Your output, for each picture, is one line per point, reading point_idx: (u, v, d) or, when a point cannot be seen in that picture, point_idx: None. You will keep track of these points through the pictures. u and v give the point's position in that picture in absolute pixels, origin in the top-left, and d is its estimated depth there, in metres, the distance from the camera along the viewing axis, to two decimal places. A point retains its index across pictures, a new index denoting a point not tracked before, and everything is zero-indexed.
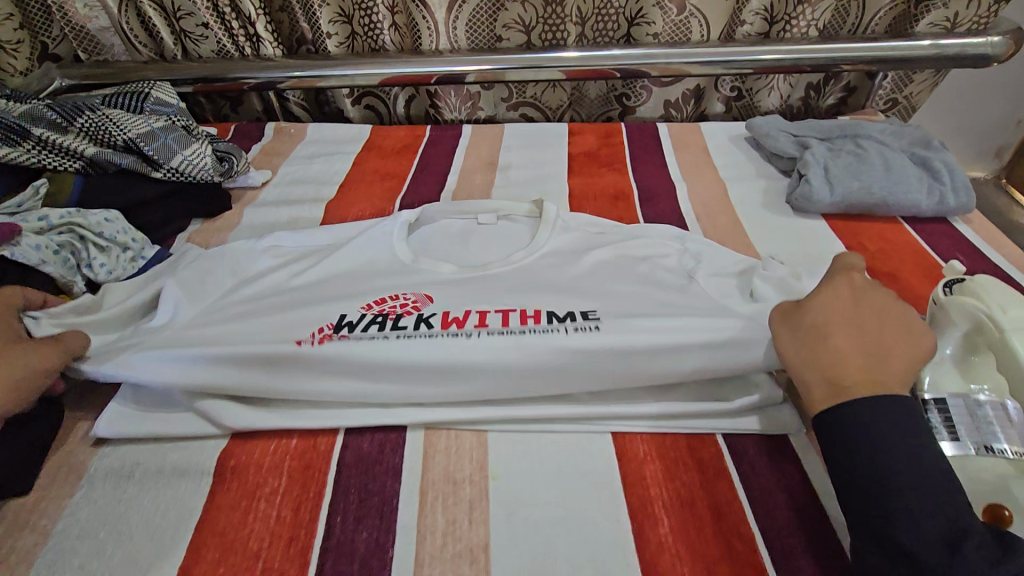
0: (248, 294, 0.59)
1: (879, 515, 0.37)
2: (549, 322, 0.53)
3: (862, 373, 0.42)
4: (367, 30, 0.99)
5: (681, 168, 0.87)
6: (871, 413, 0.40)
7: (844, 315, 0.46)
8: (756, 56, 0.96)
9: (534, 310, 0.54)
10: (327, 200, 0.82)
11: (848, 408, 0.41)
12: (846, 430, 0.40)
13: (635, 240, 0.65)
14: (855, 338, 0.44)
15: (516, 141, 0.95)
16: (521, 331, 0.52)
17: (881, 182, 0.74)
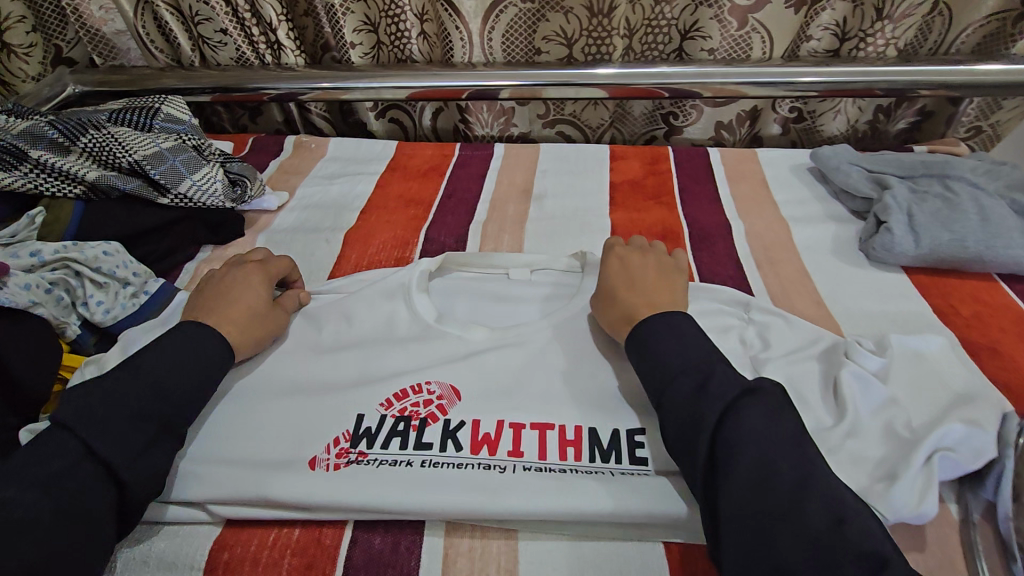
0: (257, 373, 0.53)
1: (687, 406, 0.43)
2: (592, 456, 0.47)
3: (617, 313, 0.53)
4: (395, 39, 0.92)
5: (737, 205, 0.78)
6: (672, 322, 0.49)
7: (628, 291, 0.54)
8: (823, 77, 0.87)
9: (574, 431, 0.48)
10: (347, 228, 0.75)
11: (648, 334, 0.49)
12: (657, 339, 0.48)
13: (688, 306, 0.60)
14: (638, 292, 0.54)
15: (552, 165, 0.87)
16: (560, 469, 0.46)
17: (977, 234, 0.64)
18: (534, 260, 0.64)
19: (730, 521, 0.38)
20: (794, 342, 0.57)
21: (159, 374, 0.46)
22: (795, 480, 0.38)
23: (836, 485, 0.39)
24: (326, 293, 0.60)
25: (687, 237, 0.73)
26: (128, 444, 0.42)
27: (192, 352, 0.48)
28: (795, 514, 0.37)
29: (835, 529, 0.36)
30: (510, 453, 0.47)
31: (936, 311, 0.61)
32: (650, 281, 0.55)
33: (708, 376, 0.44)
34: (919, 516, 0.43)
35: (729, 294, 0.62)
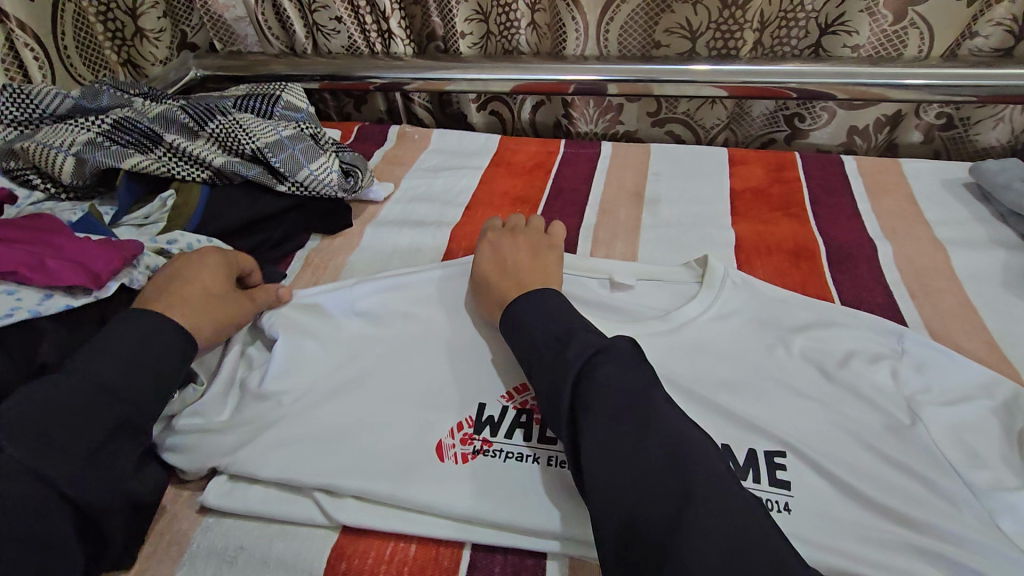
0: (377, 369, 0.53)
1: (552, 373, 0.44)
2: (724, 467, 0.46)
3: (492, 299, 0.54)
4: (504, 29, 0.89)
5: (881, 223, 0.70)
6: (549, 295, 0.50)
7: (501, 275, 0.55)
8: (990, 81, 0.76)
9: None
10: (453, 224, 0.73)
11: (526, 313, 0.49)
12: (543, 314, 0.48)
13: (830, 327, 0.54)
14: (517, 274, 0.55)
15: (665, 167, 0.81)
16: None
17: None
18: (644, 269, 0.60)
19: (594, 476, 0.38)
20: (954, 385, 0.50)
21: (119, 375, 0.42)
22: (663, 447, 0.38)
23: (711, 452, 0.39)
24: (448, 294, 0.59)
25: (825, 256, 0.65)
26: (88, 459, 0.39)
27: (149, 345, 0.45)
28: (641, 474, 0.37)
29: (716, 500, 0.36)
30: None
31: None
32: (522, 266, 0.56)
33: (569, 343, 0.45)
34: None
35: (882, 323, 0.54)
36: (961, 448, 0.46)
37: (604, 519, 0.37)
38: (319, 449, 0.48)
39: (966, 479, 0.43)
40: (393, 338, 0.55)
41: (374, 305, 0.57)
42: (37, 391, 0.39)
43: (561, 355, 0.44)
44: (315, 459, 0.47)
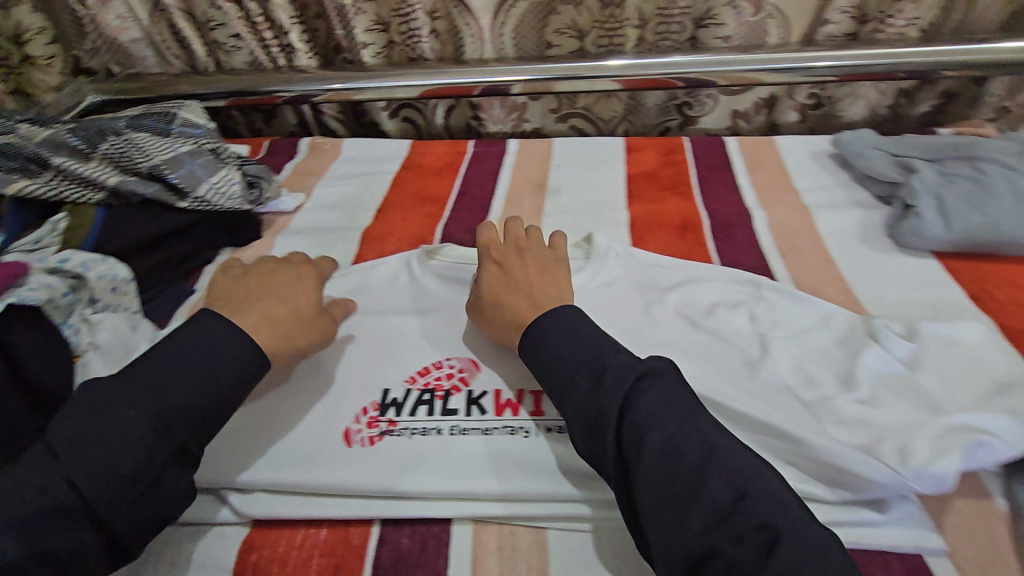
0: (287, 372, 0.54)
1: (589, 404, 0.43)
2: None
3: (505, 324, 0.52)
4: (405, 38, 0.93)
5: (758, 193, 0.77)
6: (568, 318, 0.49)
7: (516, 298, 0.53)
8: (843, 61, 0.85)
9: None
10: (363, 227, 0.75)
11: (550, 342, 0.47)
12: (564, 342, 0.47)
13: (699, 283, 0.62)
14: (512, 296, 0.53)
15: (567, 159, 0.86)
16: None
17: (1010, 214, 0.61)
18: None
19: (642, 497, 0.38)
20: (804, 323, 0.56)
21: (167, 407, 0.41)
22: (699, 456, 0.39)
23: (775, 478, 0.39)
24: (358, 299, 0.63)
25: (707, 227, 0.72)
26: (125, 484, 0.39)
27: (206, 377, 0.43)
28: (687, 485, 0.38)
29: (756, 499, 0.37)
30: (532, 414, 0.50)
31: (971, 296, 0.59)
32: (524, 282, 0.54)
33: (604, 372, 0.44)
34: (943, 483, 0.40)
35: (740, 272, 0.63)
36: (801, 374, 0.51)
37: (675, 560, 0.36)
38: (224, 448, 0.48)
39: (808, 401, 0.48)
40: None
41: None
42: (90, 399, 0.41)
43: (583, 384, 0.44)
44: (225, 461, 0.48)
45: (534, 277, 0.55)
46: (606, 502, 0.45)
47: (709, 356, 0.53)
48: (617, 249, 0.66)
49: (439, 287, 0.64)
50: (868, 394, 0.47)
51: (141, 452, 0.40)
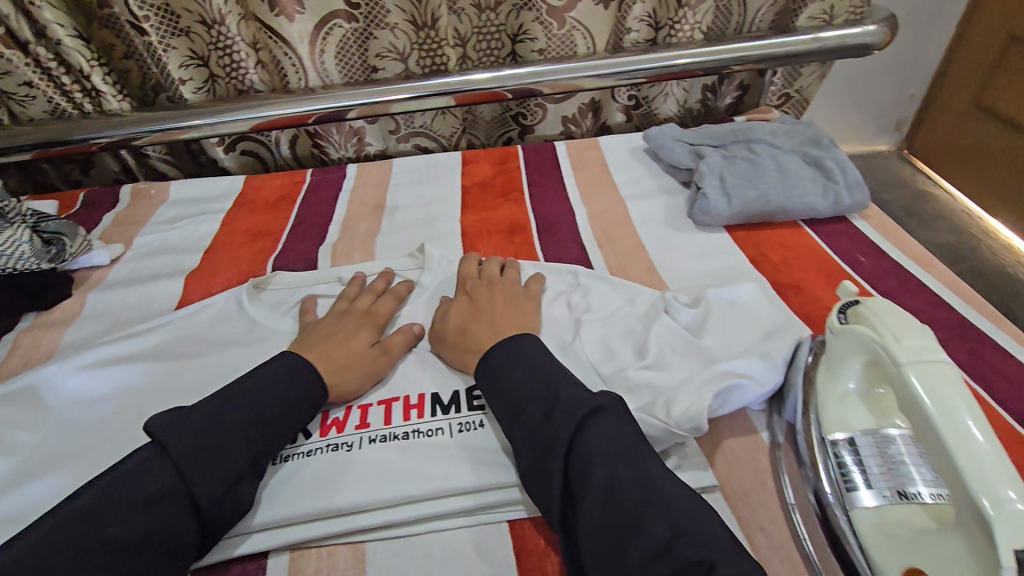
0: (97, 438, 0.52)
1: (540, 436, 0.43)
2: (433, 413, 0.52)
3: (463, 356, 0.54)
4: (230, 71, 0.90)
5: (580, 191, 0.82)
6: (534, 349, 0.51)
7: (475, 332, 0.55)
8: (648, 66, 0.94)
9: (417, 396, 0.54)
10: (188, 270, 0.72)
11: (497, 365, 0.50)
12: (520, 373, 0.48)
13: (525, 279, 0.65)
14: (474, 330, 0.55)
15: (404, 178, 0.87)
16: (404, 432, 0.51)
17: (776, 187, 0.71)
18: (368, 268, 0.69)
19: (583, 528, 0.39)
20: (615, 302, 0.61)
21: (192, 448, 0.43)
22: (639, 490, 0.39)
23: (705, 515, 0.38)
24: (181, 345, 0.61)
25: (533, 227, 0.76)
26: None
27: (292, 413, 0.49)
28: (619, 510, 0.38)
29: (678, 520, 0.37)
30: (358, 427, 0.52)
31: (751, 261, 0.68)
32: (499, 313, 0.57)
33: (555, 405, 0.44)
34: (697, 426, 0.46)
35: (565, 264, 0.67)
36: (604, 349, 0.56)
37: None
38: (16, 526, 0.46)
39: (604, 375, 0.53)
40: (119, 402, 0.55)
41: (94, 376, 0.57)
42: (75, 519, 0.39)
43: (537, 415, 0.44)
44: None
45: (463, 316, 0.58)
46: (420, 500, 0.47)
47: None
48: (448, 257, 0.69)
49: (268, 318, 0.63)
50: (655, 358, 0.53)
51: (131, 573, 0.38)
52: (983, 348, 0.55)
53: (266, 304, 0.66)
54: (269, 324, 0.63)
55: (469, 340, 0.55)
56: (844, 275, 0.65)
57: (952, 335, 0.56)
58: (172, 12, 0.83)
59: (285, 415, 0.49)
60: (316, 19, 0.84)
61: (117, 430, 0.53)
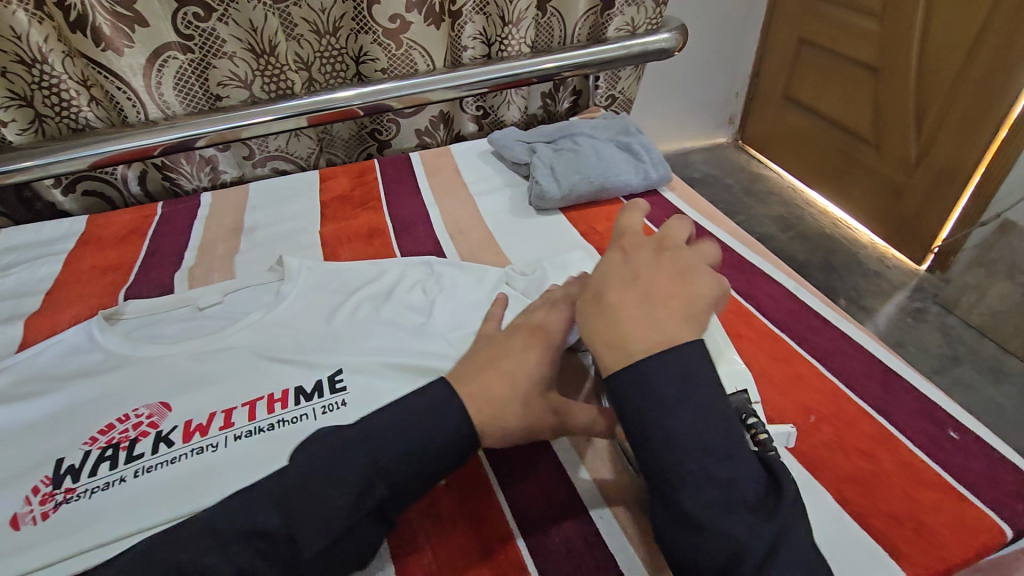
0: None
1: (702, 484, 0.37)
2: (297, 403, 0.56)
3: (614, 350, 0.41)
4: (60, 110, 0.88)
5: (434, 193, 0.90)
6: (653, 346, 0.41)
7: (634, 313, 0.42)
8: (487, 77, 1.04)
9: (281, 391, 0.57)
10: (27, 314, 0.69)
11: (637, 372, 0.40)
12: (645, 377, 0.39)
13: (382, 275, 0.71)
14: (640, 313, 0.42)
15: (262, 199, 0.89)
16: (269, 424, 0.54)
17: (597, 170, 0.83)
18: (228, 285, 0.71)
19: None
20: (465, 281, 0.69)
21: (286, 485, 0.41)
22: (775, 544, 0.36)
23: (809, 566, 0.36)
24: (27, 385, 0.59)
25: (391, 230, 0.82)
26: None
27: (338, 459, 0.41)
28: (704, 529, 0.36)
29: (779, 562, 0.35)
30: (222, 428, 0.54)
31: (582, 235, 0.79)
32: (658, 292, 0.43)
33: (719, 459, 0.37)
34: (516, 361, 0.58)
35: (422, 257, 0.74)
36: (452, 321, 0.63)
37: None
38: None
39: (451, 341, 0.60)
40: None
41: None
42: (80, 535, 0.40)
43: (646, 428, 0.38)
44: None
45: (621, 287, 0.44)
46: None
47: (383, 330, 0.62)
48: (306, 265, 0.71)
49: (121, 345, 0.62)
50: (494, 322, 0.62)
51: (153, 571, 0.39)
52: (753, 276, 0.69)
53: (121, 332, 0.65)
54: (125, 351, 0.62)
55: (613, 334, 0.41)
56: (653, 236, 0.77)
57: (732, 270, 0.70)
58: None
59: (361, 440, 0.43)
60: (147, 52, 0.85)
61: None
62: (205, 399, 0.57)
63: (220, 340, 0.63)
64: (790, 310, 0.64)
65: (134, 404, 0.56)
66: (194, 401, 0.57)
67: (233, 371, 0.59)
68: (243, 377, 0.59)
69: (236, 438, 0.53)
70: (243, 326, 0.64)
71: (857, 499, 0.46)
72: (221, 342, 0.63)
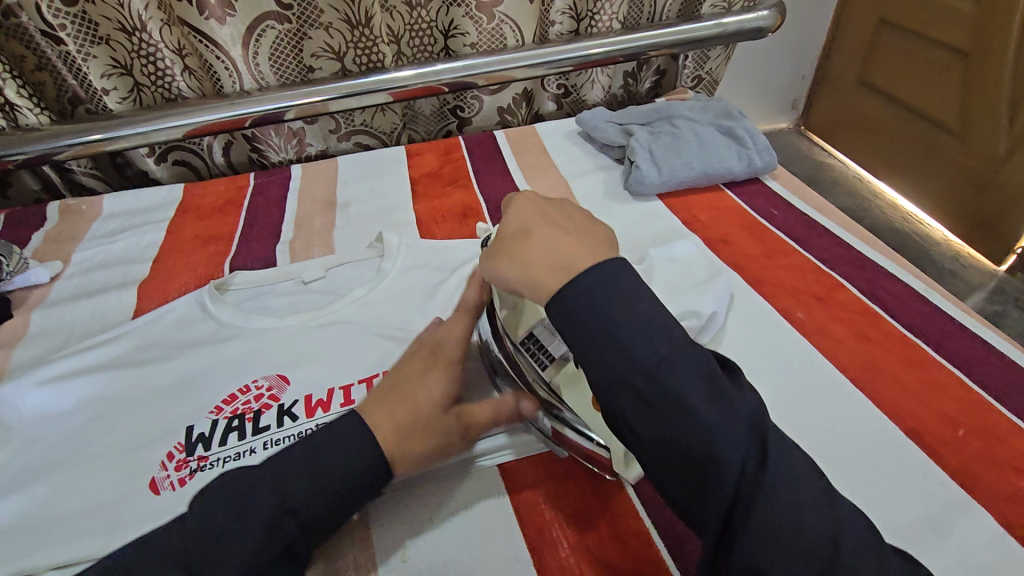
0: (73, 447, 0.52)
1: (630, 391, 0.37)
2: None
3: (550, 272, 0.41)
4: (156, 79, 0.88)
5: (524, 173, 0.87)
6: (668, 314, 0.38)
7: (555, 241, 0.44)
8: (576, 54, 1.00)
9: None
10: (138, 280, 0.70)
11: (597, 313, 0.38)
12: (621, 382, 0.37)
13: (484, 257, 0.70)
14: (567, 245, 0.43)
15: (352, 173, 0.89)
16: None
17: (699, 156, 0.79)
18: (330, 260, 0.70)
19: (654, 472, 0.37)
20: None
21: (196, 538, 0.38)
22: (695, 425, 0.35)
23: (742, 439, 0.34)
24: (146, 351, 0.59)
25: (485, 210, 0.80)
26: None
27: (346, 452, 0.42)
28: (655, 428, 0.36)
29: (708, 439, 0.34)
30: (344, 406, 0.54)
31: (685, 223, 0.75)
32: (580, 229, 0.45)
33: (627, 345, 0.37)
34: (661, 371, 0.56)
35: None
36: None
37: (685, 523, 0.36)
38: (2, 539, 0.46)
39: None
40: (88, 412, 0.54)
41: (56, 389, 0.55)
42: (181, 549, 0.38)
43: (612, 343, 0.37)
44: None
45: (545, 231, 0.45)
46: None
47: None
48: (407, 243, 0.71)
49: (231, 315, 0.62)
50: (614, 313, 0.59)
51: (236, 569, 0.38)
52: (877, 276, 0.65)
53: (231, 304, 0.64)
54: (238, 322, 0.62)
55: (564, 266, 0.41)
56: (761, 226, 0.74)
57: (852, 268, 0.66)
58: (90, 19, 0.80)
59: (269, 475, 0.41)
60: (247, 21, 0.84)
61: (92, 439, 0.52)
62: (323, 374, 0.57)
63: (329, 314, 0.63)
64: (921, 313, 0.60)
65: (255, 375, 0.57)
66: (312, 374, 0.57)
67: (346, 346, 0.59)
68: (358, 353, 0.59)
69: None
70: (350, 301, 0.64)
71: (1020, 521, 0.43)
72: (331, 315, 0.63)
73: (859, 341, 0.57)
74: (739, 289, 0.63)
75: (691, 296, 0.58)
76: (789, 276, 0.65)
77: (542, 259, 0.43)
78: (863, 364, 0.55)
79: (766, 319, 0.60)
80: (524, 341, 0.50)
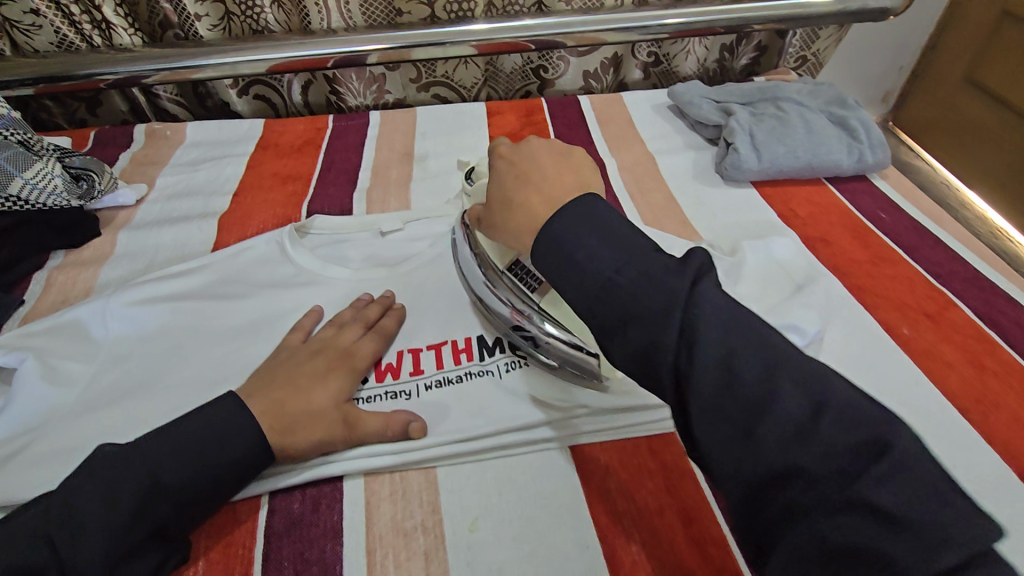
0: (156, 372, 0.53)
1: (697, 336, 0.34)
2: (481, 356, 0.52)
3: (518, 223, 0.45)
4: (245, 9, 0.87)
5: (608, 144, 0.83)
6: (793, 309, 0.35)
7: (530, 188, 0.44)
8: (678, 20, 0.93)
9: (464, 340, 0.53)
10: (220, 212, 0.71)
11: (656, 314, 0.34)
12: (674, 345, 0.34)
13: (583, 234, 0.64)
14: (539, 186, 0.44)
15: (430, 126, 0.87)
16: (456, 375, 0.51)
17: (805, 145, 0.73)
18: (408, 214, 0.69)
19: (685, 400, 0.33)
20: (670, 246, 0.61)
21: (168, 457, 0.40)
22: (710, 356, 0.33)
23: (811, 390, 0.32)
24: (224, 285, 0.60)
25: None
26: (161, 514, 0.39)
27: (245, 432, 0.43)
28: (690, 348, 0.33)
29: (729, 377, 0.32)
30: (413, 374, 0.51)
31: (780, 217, 0.70)
32: (547, 169, 0.46)
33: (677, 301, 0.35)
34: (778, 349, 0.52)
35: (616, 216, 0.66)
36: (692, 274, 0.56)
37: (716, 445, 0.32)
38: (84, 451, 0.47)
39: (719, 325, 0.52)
40: (167, 338, 0.55)
41: (137, 311, 0.56)
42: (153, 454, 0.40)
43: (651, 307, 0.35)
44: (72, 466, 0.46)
45: (553, 175, 0.45)
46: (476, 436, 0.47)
47: None
48: None
49: (309, 261, 0.62)
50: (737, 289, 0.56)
51: (167, 488, 0.40)
52: (995, 297, 0.60)
53: (309, 248, 0.64)
54: (315, 269, 0.61)
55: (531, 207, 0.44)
56: (867, 229, 0.68)
57: (967, 286, 0.61)
58: None
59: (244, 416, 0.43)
60: None
61: (174, 365, 0.53)
62: None
63: (404, 272, 0.61)
64: None
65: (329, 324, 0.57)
66: None
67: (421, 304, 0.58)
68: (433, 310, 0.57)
69: (366, 401, 0.49)
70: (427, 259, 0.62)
71: None
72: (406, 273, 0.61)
73: (971, 369, 0.53)
74: (837, 298, 0.58)
75: (795, 308, 0.54)
76: (895, 286, 0.60)
77: (521, 201, 0.45)
78: (975, 397, 0.51)
79: (868, 334, 0.55)
80: (512, 266, 0.54)
